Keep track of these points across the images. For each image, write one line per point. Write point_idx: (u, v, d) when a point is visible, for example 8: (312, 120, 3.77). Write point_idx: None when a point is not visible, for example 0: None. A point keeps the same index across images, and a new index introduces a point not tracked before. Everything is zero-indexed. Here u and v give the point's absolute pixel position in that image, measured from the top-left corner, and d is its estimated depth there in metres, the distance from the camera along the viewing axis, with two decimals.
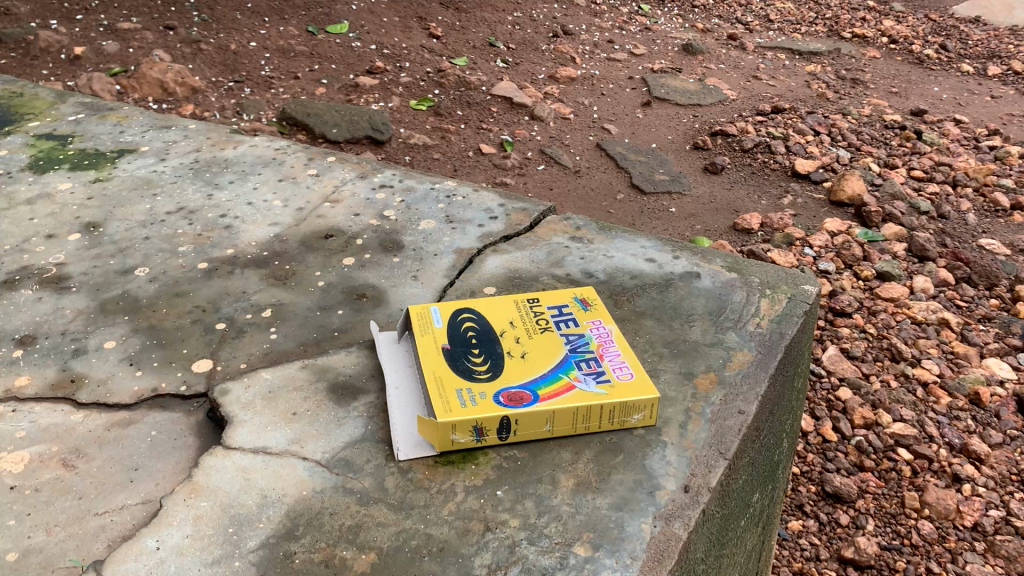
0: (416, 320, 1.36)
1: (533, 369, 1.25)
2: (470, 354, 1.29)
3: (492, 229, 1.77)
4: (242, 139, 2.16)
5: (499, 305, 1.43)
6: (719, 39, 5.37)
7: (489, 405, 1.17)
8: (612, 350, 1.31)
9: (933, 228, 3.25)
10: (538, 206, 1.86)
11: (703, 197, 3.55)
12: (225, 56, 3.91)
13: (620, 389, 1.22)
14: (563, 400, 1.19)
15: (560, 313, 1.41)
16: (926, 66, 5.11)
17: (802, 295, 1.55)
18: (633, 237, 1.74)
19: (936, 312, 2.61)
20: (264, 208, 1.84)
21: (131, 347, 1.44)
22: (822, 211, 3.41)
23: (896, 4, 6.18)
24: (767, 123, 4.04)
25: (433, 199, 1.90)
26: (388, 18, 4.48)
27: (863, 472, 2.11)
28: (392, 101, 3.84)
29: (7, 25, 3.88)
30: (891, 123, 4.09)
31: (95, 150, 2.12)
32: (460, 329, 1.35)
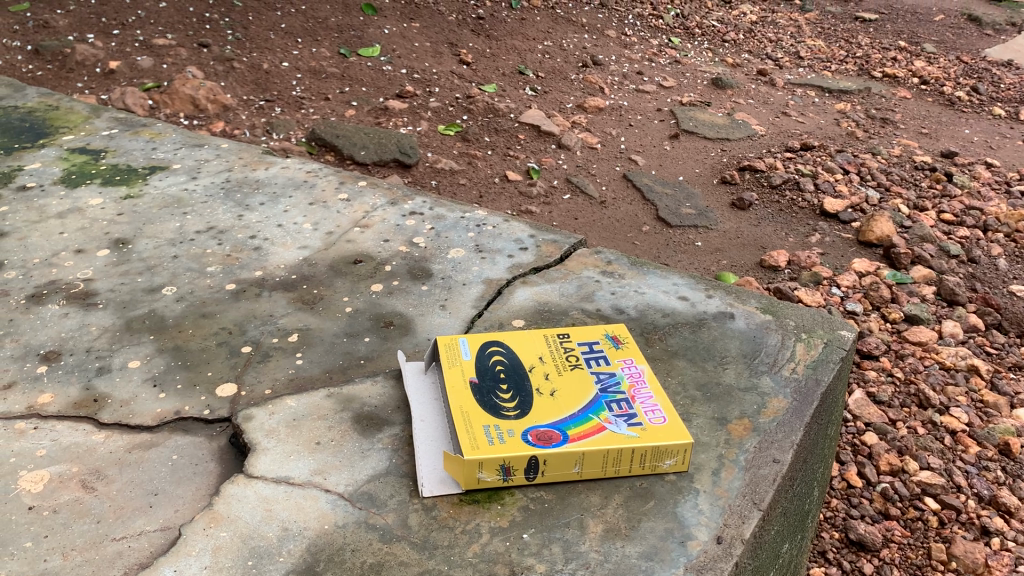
0: (444, 351, 1.34)
1: (562, 408, 1.23)
2: (499, 389, 1.26)
3: (521, 260, 1.74)
4: (274, 160, 2.16)
5: (528, 339, 1.40)
6: (749, 74, 5.36)
7: (517, 444, 1.14)
8: (644, 391, 1.28)
9: (963, 272, 3.21)
10: (569, 238, 1.84)
11: (730, 232, 3.52)
12: (257, 75, 3.93)
13: (652, 432, 1.19)
14: (593, 442, 1.16)
15: (591, 350, 1.39)
16: (957, 108, 5.07)
17: (839, 340, 1.51)
18: (665, 273, 1.71)
19: (965, 358, 2.56)
20: (294, 230, 1.83)
21: (155, 367, 1.42)
22: (850, 251, 3.37)
23: (928, 45, 6.15)
24: (796, 160, 4.02)
25: (463, 227, 1.88)
26: (420, 43, 4.50)
27: (888, 521, 2.06)
28: (420, 125, 3.85)
29: (45, 37, 3.93)
30: (921, 164, 4.05)
31: (127, 166, 2.12)
32: (489, 362, 1.32)
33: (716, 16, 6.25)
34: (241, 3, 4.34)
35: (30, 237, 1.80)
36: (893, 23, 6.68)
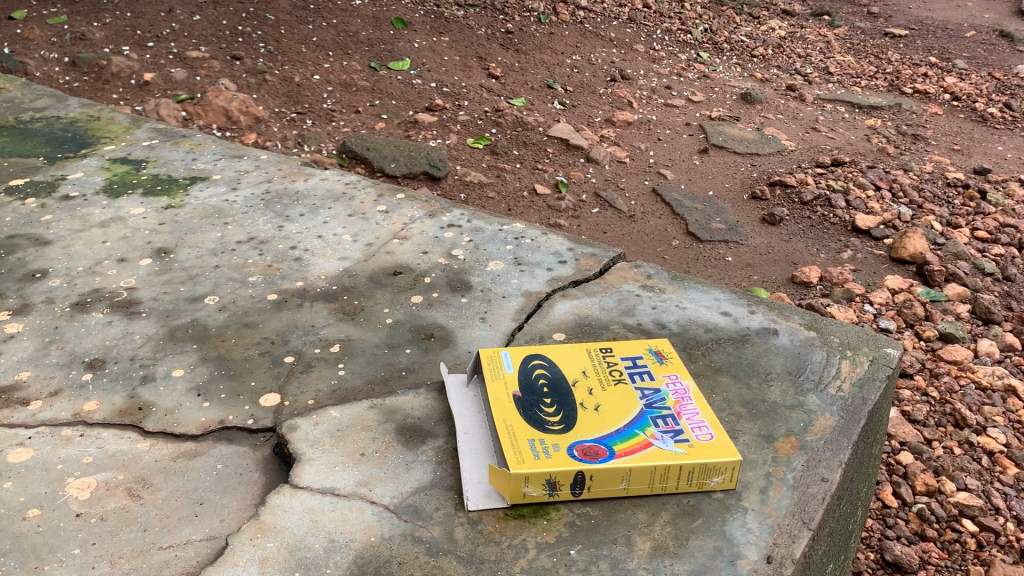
0: (487, 364, 1.34)
1: (607, 424, 1.22)
2: (542, 403, 1.26)
3: (560, 274, 1.74)
4: (313, 171, 2.17)
5: (571, 353, 1.39)
6: (778, 90, 5.34)
7: (563, 459, 1.13)
8: (689, 408, 1.27)
9: (998, 291, 3.17)
10: (608, 251, 1.83)
11: (760, 247, 3.49)
12: (289, 88, 3.97)
13: (699, 450, 1.18)
14: (640, 459, 1.15)
15: (634, 365, 1.38)
16: (990, 124, 5.01)
17: (884, 358, 1.49)
18: (706, 288, 1.70)
19: (1001, 378, 2.52)
20: (333, 242, 1.84)
21: (199, 376, 1.43)
22: (883, 268, 3.33)
23: (960, 61, 6.10)
24: (827, 175, 3.99)
25: (502, 239, 1.87)
26: (450, 57, 4.52)
27: (925, 542, 2.02)
28: (449, 138, 3.86)
29: (82, 50, 3.98)
30: (954, 181, 4.01)
31: (167, 176, 2.14)
32: (532, 376, 1.32)
33: (745, 31, 6.23)
34: (273, 17, 4.39)
35: (74, 245, 1.82)
36: (923, 39, 6.64)
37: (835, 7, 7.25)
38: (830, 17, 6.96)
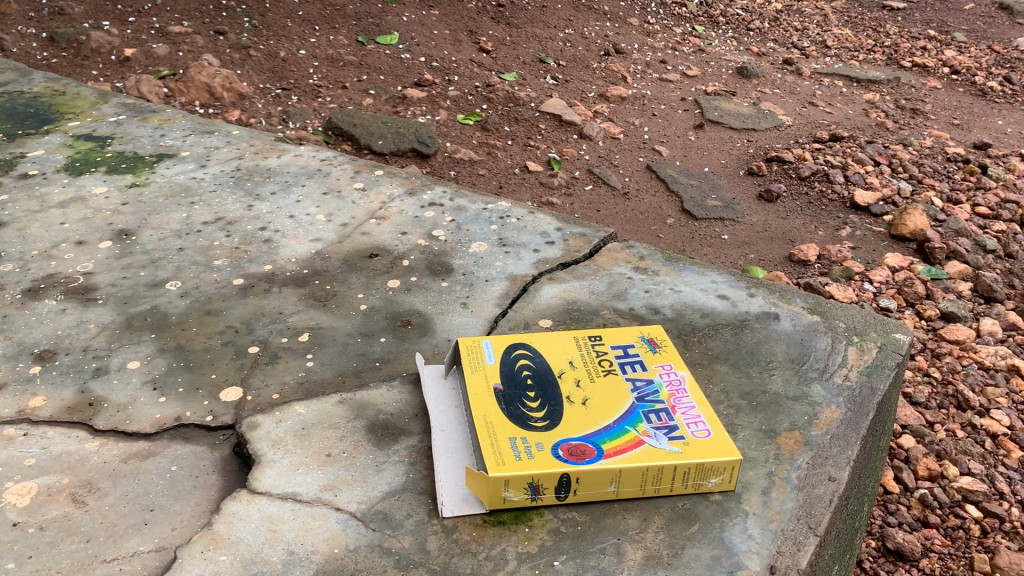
0: (465, 354, 1.23)
1: (595, 419, 1.12)
2: (526, 397, 1.15)
3: (547, 255, 1.63)
4: (287, 147, 2.05)
5: (557, 342, 1.29)
6: (775, 64, 5.22)
7: (548, 460, 1.04)
8: (685, 401, 1.17)
9: (1000, 268, 3.07)
10: (598, 231, 1.72)
11: (757, 224, 3.39)
12: (274, 63, 3.83)
13: (696, 447, 1.08)
14: (631, 458, 1.05)
15: (626, 354, 1.27)
16: (990, 98, 4.90)
17: (893, 344, 1.39)
18: (702, 270, 1.59)
19: (1005, 358, 2.43)
20: (306, 222, 1.73)
21: (156, 369, 1.32)
22: (883, 245, 3.23)
23: (958, 34, 5.97)
24: (825, 151, 3.88)
25: (485, 219, 1.76)
26: (439, 31, 4.39)
27: (927, 529, 1.92)
28: (439, 114, 3.74)
29: (60, 24, 3.85)
30: (954, 156, 3.91)
31: (133, 153, 2.02)
32: (515, 368, 1.21)
33: (741, 4, 6.08)
34: None
35: (30, 228, 1.70)
36: (922, 12, 6.50)
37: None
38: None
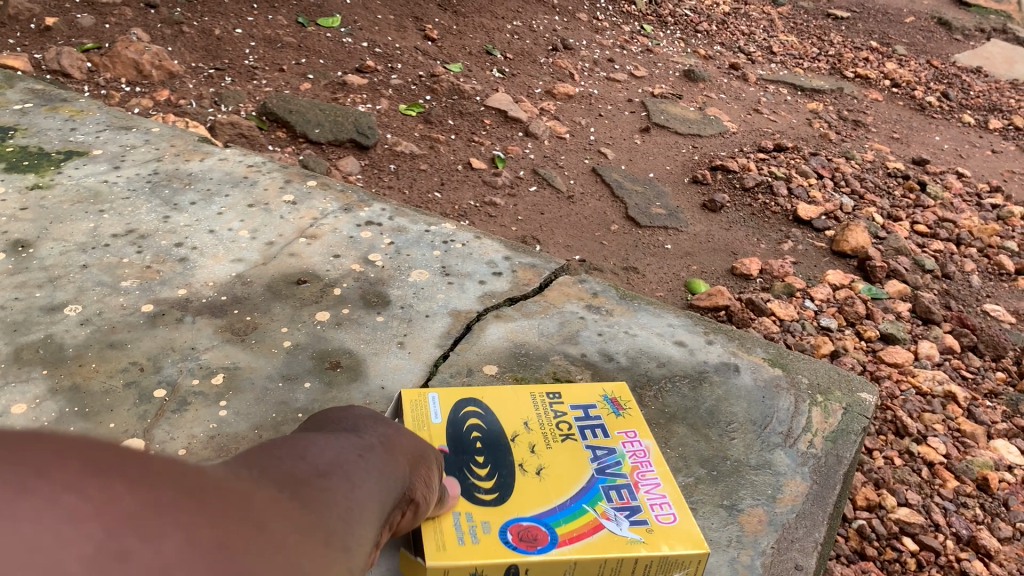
0: (409, 408, 1.11)
1: (549, 496, 1.01)
2: (473, 465, 1.04)
3: (494, 288, 1.51)
4: (211, 150, 1.88)
5: (511, 397, 1.17)
6: (721, 68, 5.16)
7: (493, 546, 0.92)
8: (649, 477, 1.06)
9: (937, 289, 3.08)
10: (549, 261, 1.60)
11: (700, 235, 3.32)
12: (207, 41, 3.61)
13: (659, 535, 0.97)
14: (586, 546, 0.93)
15: (586, 416, 1.16)
16: (928, 113, 4.95)
17: (860, 406, 1.31)
18: (658, 311, 1.49)
19: (941, 384, 2.40)
20: (228, 239, 1.57)
21: (45, 414, 1.16)
22: (823, 261, 3.20)
23: (899, 47, 6.01)
24: (769, 161, 3.83)
25: (427, 242, 1.63)
26: (383, 15, 4.20)
27: (865, 561, 1.75)
28: (379, 103, 3.57)
29: None
30: (894, 171, 3.90)
31: (38, 149, 1.83)
32: (463, 428, 1.09)
33: (690, 5, 6.00)
34: None
35: None
36: (865, 22, 6.53)
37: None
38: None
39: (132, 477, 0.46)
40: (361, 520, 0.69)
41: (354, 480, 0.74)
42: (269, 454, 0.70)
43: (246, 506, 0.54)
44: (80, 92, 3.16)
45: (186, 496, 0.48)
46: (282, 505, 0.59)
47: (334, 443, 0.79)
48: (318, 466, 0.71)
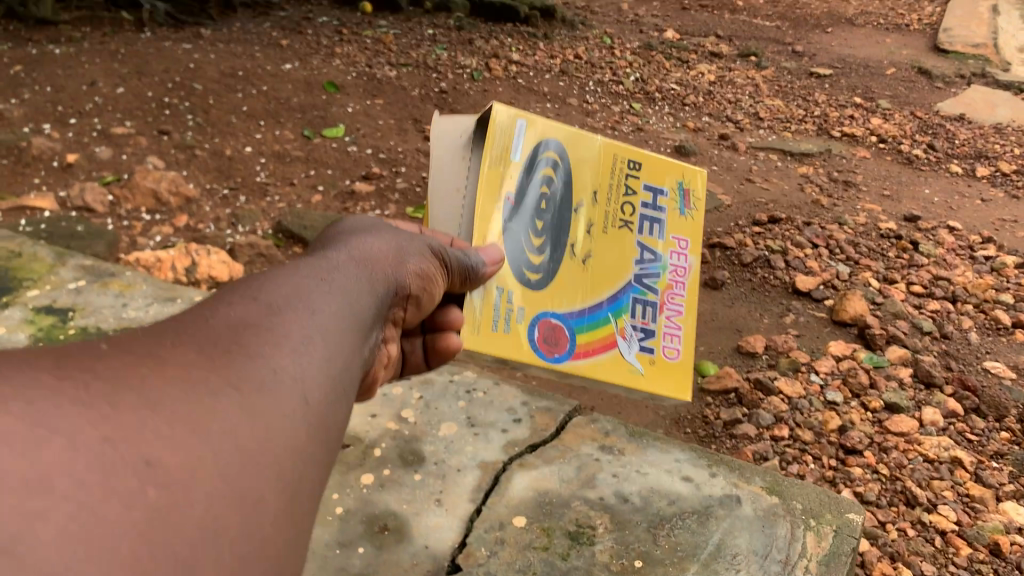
0: (505, 138, 1.66)
1: (589, 296, 1.78)
2: (535, 229, 1.73)
3: (516, 436, 1.70)
4: None
5: (591, 157, 1.84)
6: (710, 139, 5.33)
7: (529, 341, 1.66)
8: (667, 306, 1.90)
9: (937, 350, 3.22)
10: (563, 405, 1.79)
11: (704, 314, 3.52)
12: (219, 162, 4.00)
13: (650, 369, 1.83)
14: (601, 360, 1.75)
15: (647, 210, 1.92)
16: (916, 166, 5.12)
17: (847, 527, 1.52)
18: (664, 447, 1.69)
19: (947, 449, 2.64)
20: None
21: None
22: (825, 332, 3.34)
23: (882, 100, 6.14)
24: (765, 235, 4.01)
25: (452, 393, 1.82)
26: (384, 121, 4.51)
27: None
28: (387, 208, 3.79)
29: None
30: (887, 231, 4.04)
31: (97, 329, 2.04)
32: (540, 178, 1.74)
33: (675, 78, 6.21)
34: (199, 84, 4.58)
35: None
36: (846, 78, 6.63)
37: (760, 44, 7.25)
38: (756, 58, 6.86)
39: (21, 423, 0.69)
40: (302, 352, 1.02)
41: (280, 334, 1.01)
42: (192, 327, 0.96)
43: (143, 396, 0.79)
44: (105, 225, 3.54)
45: (81, 430, 0.71)
46: (193, 378, 0.85)
47: (267, 298, 1.08)
48: (246, 326, 0.99)
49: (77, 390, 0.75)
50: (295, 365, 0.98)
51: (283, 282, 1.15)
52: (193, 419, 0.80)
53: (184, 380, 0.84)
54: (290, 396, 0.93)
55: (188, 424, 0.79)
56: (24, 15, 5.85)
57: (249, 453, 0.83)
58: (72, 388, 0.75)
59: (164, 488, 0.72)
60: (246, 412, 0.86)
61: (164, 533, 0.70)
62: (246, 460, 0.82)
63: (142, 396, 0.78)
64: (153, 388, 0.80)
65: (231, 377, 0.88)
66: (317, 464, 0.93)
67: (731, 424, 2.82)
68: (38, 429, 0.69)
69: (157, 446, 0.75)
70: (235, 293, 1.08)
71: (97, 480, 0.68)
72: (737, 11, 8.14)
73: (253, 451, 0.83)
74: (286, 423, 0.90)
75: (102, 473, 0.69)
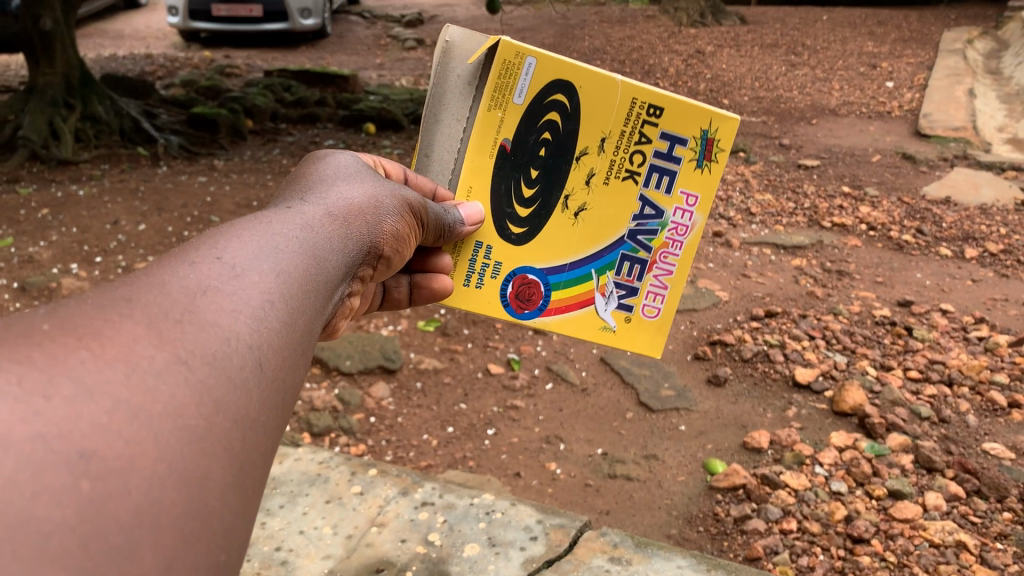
0: (501, 79, 1.89)
1: (569, 254, 2.02)
2: (528, 175, 1.97)
3: (533, 552, 1.88)
4: (288, 451, 2.32)
5: (609, 102, 1.92)
6: (705, 237, 5.57)
7: (496, 296, 2.03)
8: (661, 262, 2.03)
9: (936, 435, 3.32)
10: (574, 520, 1.99)
11: (710, 412, 3.67)
12: None
13: (624, 328, 2.07)
14: (567, 318, 2.05)
15: (663, 157, 1.95)
16: (907, 251, 5.30)
17: None
18: (668, 554, 1.87)
19: (951, 533, 2.76)
20: (315, 537, 1.97)
21: None
22: (827, 422, 3.48)
23: (870, 188, 6.36)
24: (762, 330, 4.18)
25: (473, 515, 2.01)
26: None
27: None
28: (400, 323, 4.28)
29: (33, 271, 4.61)
30: (881, 319, 4.24)
31: None
32: (539, 129, 1.94)
33: None
34: (217, 221, 5.22)
35: None
36: (834, 167, 6.89)
37: (748, 140, 7.58)
38: (745, 153, 7.17)
39: None
40: (253, 310, 1.11)
41: (231, 301, 1.10)
42: (148, 291, 1.04)
43: (83, 369, 0.85)
44: None
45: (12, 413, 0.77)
46: (133, 357, 0.91)
47: (222, 263, 1.17)
48: (200, 292, 1.08)
49: (15, 383, 0.80)
50: (241, 330, 1.06)
51: (242, 248, 1.24)
52: (133, 403, 0.86)
53: (124, 347, 0.91)
54: (234, 364, 1.01)
55: (127, 406, 0.85)
56: (46, 157, 6.28)
57: (191, 421, 0.90)
58: (12, 381, 0.80)
59: (98, 478, 0.78)
60: (188, 384, 0.93)
61: (99, 525, 0.76)
62: (186, 432, 0.89)
63: (80, 383, 0.84)
64: (90, 372, 0.86)
65: (174, 351, 0.95)
66: (261, 425, 1.01)
67: (742, 519, 2.96)
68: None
69: (92, 437, 0.80)
70: (184, 259, 1.16)
71: (35, 465, 0.75)
72: (725, 109, 8.51)
73: (193, 426, 0.90)
74: (228, 390, 0.98)
75: (33, 471, 0.74)
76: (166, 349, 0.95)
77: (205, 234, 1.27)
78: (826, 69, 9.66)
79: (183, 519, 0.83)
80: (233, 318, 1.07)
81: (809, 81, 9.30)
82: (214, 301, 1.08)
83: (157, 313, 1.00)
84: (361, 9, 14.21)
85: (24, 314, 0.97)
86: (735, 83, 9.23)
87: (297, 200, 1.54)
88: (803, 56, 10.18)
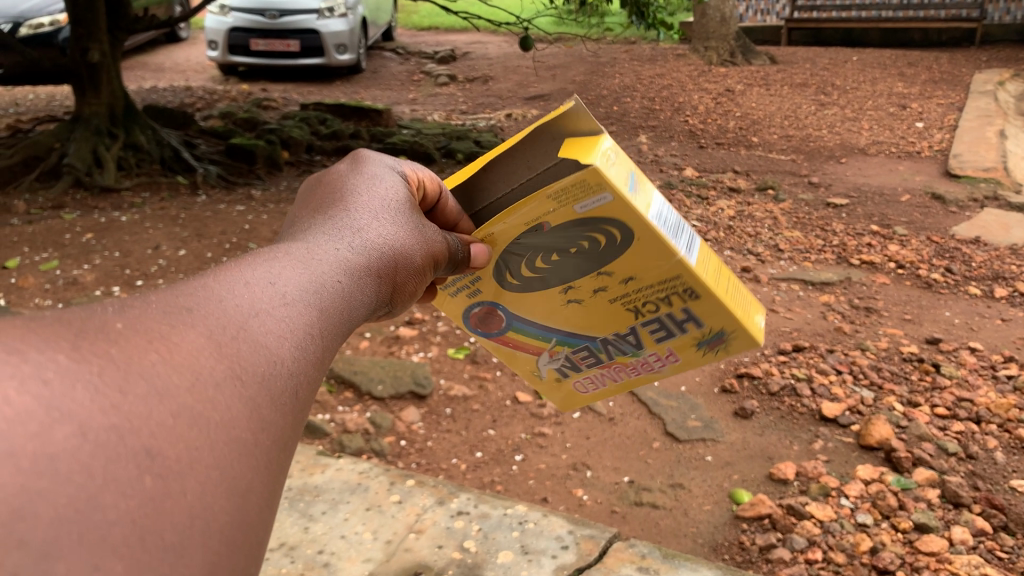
0: (577, 186, 1.58)
1: (543, 319, 1.83)
2: (548, 254, 1.71)
3: (564, 561, 2.00)
4: (328, 462, 2.46)
5: (661, 262, 1.64)
6: (732, 271, 5.62)
7: (459, 306, 1.90)
8: (616, 369, 1.88)
9: (964, 470, 3.34)
10: (604, 531, 2.10)
11: (736, 443, 3.71)
12: None
13: (552, 383, 2.00)
14: (508, 352, 1.96)
15: (676, 322, 1.72)
16: (935, 290, 5.33)
17: None
18: (694, 566, 1.97)
19: (977, 566, 2.80)
20: (356, 541, 2.10)
21: None
22: (853, 456, 3.51)
23: (898, 227, 6.40)
24: (789, 363, 4.22)
25: (507, 524, 2.13)
26: None
27: None
28: (430, 350, 4.39)
29: (77, 292, 4.78)
30: (908, 355, 4.28)
31: None
32: (582, 235, 1.65)
33: (696, 214, 6.64)
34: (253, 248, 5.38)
35: None
36: (863, 206, 6.92)
37: (777, 178, 7.65)
38: (774, 190, 7.26)
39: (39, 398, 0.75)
40: (296, 339, 1.11)
41: (278, 325, 1.10)
42: (202, 306, 1.04)
43: (151, 373, 0.87)
44: None
45: (83, 401, 0.78)
46: (197, 367, 0.92)
47: (273, 288, 1.17)
48: (251, 313, 1.08)
49: (96, 374, 0.82)
50: (284, 354, 1.06)
51: (290, 277, 1.23)
52: (194, 410, 0.87)
53: (185, 358, 0.92)
54: (281, 383, 1.01)
55: (190, 411, 0.86)
56: (89, 184, 6.46)
57: (241, 434, 0.91)
58: (93, 372, 0.82)
59: (161, 476, 0.78)
60: (242, 400, 0.94)
61: (158, 521, 0.76)
62: (236, 446, 0.89)
63: (152, 385, 0.85)
64: (158, 375, 0.87)
65: (231, 366, 0.96)
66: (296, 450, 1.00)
67: (766, 549, 3.01)
68: (56, 411, 0.75)
69: (159, 437, 0.81)
70: (238, 276, 1.16)
71: (104, 455, 0.75)
72: (754, 147, 8.59)
73: (245, 439, 0.91)
74: (275, 410, 0.98)
75: (104, 459, 0.75)
76: (222, 363, 0.96)
77: (254, 254, 1.27)
78: (856, 109, 9.73)
79: (230, 527, 0.83)
80: (278, 345, 1.06)
81: (839, 120, 9.37)
82: (263, 325, 1.08)
83: (214, 329, 1.01)
84: (395, 45, 14.49)
85: (92, 307, 0.98)
86: (764, 122, 9.32)
87: (347, 219, 1.52)
88: (832, 96, 10.26)
